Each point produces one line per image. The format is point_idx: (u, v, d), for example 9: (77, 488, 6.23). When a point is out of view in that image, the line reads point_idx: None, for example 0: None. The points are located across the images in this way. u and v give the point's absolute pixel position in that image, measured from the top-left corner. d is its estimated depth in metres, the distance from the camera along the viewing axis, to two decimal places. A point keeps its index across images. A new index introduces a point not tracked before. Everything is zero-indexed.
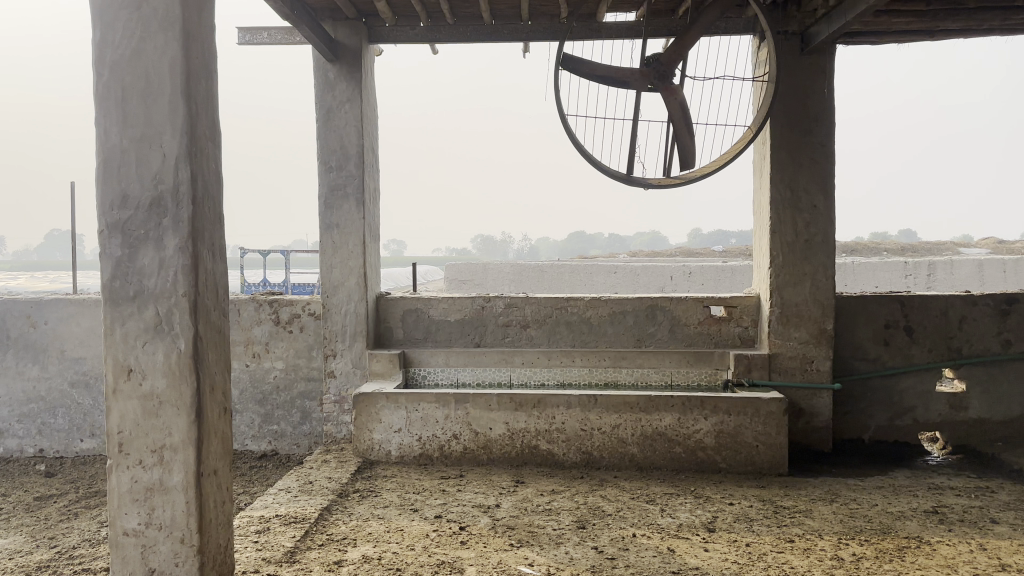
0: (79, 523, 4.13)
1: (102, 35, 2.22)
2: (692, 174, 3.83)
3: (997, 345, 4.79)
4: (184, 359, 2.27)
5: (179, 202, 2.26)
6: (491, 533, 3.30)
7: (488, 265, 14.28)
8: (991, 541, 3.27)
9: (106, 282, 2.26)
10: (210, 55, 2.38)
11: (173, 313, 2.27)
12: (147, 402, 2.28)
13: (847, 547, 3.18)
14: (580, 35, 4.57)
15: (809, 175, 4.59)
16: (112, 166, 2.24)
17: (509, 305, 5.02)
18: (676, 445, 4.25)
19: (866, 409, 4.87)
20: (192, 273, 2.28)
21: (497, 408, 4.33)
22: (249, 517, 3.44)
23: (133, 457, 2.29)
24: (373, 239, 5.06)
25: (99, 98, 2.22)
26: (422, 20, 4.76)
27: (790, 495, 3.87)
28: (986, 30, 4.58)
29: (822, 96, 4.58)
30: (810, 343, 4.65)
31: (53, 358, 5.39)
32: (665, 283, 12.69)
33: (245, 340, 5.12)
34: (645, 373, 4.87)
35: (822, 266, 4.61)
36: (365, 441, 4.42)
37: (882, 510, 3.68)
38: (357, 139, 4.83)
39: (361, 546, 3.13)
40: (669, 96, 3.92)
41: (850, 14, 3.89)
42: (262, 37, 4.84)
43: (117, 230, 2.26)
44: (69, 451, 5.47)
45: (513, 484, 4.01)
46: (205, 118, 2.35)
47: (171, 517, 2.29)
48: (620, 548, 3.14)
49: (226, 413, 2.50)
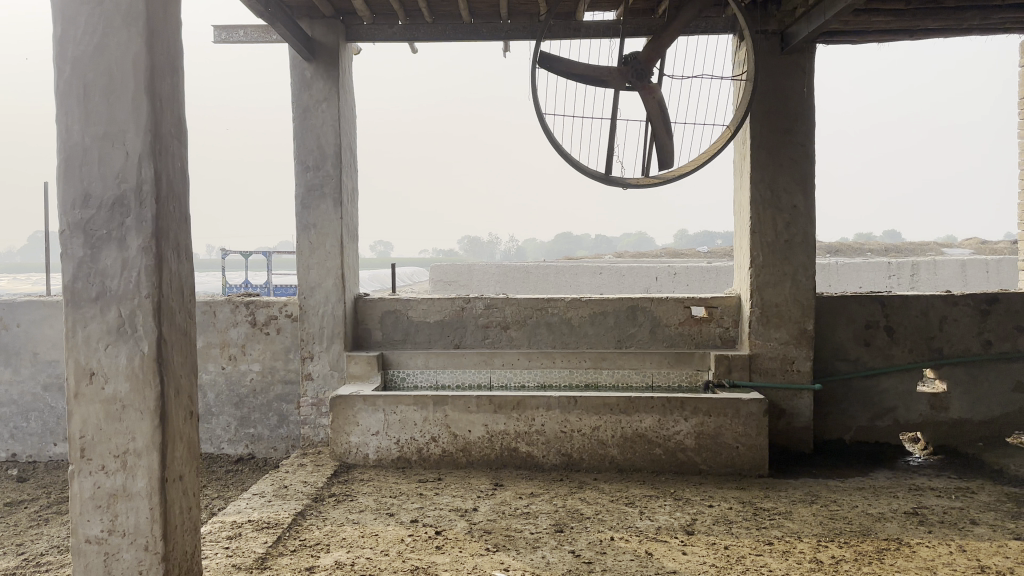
0: (49, 529, 4.03)
1: (63, 30, 2.16)
2: (671, 174, 3.80)
3: (978, 345, 4.81)
4: (148, 362, 2.21)
5: (143, 201, 2.19)
6: (467, 538, 3.25)
7: (473, 266, 14.22)
8: (972, 542, 3.26)
9: (68, 283, 2.20)
10: (176, 52, 2.32)
11: (136, 315, 2.20)
12: (110, 406, 2.22)
13: (826, 549, 3.17)
14: (559, 35, 4.53)
15: (789, 174, 4.58)
16: (74, 164, 2.18)
17: (489, 306, 4.97)
18: (656, 447, 4.22)
19: (847, 409, 4.87)
20: (156, 275, 2.21)
21: (476, 410, 4.28)
22: (222, 522, 3.36)
23: (95, 462, 2.23)
24: (352, 239, 4.99)
25: (60, 94, 2.16)
26: (400, 18, 4.72)
27: (770, 497, 3.85)
28: (965, 29, 4.60)
29: (802, 96, 4.57)
30: (791, 343, 4.64)
31: (26, 361, 5.28)
32: (650, 283, 12.70)
33: (221, 342, 5.04)
34: (626, 374, 4.84)
35: (803, 266, 4.61)
36: (342, 444, 4.36)
37: (862, 512, 3.67)
38: (335, 139, 4.77)
39: (334, 552, 3.07)
40: (647, 95, 3.90)
41: (830, 13, 3.88)
42: (237, 35, 4.77)
43: (79, 230, 2.19)
44: (42, 456, 5.35)
45: (492, 487, 3.96)
46: (171, 116, 2.29)
47: (135, 523, 2.23)
48: (597, 552, 3.10)
49: (192, 417, 2.43)
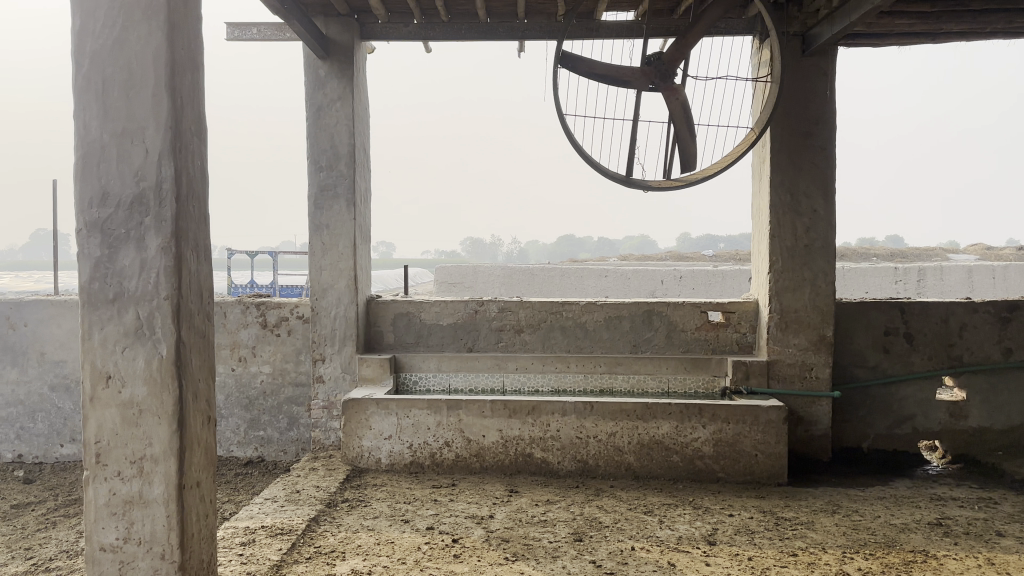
0: (58, 533, 3.96)
1: (82, 23, 2.10)
2: (693, 177, 3.73)
3: (998, 352, 4.73)
4: (166, 365, 2.14)
5: (163, 199, 2.13)
6: (485, 546, 3.18)
7: (478, 269, 14.17)
8: (1000, 555, 3.19)
9: (84, 284, 2.13)
10: (197, 46, 2.25)
11: (154, 318, 2.14)
12: (126, 410, 2.15)
13: (852, 561, 3.10)
14: (578, 35, 4.47)
15: (809, 178, 4.52)
16: (92, 161, 2.11)
17: (502, 309, 4.91)
18: (673, 454, 4.16)
19: (865, 417, 4.80)
20: (176, 275, 2.14)
21: (490, 415, 4.22)
22: (234, 528, 3.29)
23: (111, 468, 2.16)
24: (364, 240, 4.93)
25: (79, 90, 2.10)
26: (416, 17, 4.66)
27: (792, 506, 3.78)
28: (988, 33, 4.52)
29: (823, 99, 4.51)
30: (809, 350, 4.57)
31: (33, 360, 5.21)
32: (656, 287, 12.64)
33: (231, 343, 4.98)
34: (642, 380, 4.76)
35: (822, 272, 4.54)
36: (354, 448, 4.30)
37: (885, 522, 3.59)
38: (348, 138, 4.71)
39: (350, 560, 3.01)
40: (670, 96, 3.84)
41: (853, 15, 3.81)
42: (251, 33, 4.71)
43: (96, 229, 2.13)
44: (48, 457, 5.29)
45: (507, 494, 3.90)
46: (192, 113, 2.22)
47: (151, 531, 2.16)
48: (619, 563, 3.03)
49: (210, 423, 2.36)
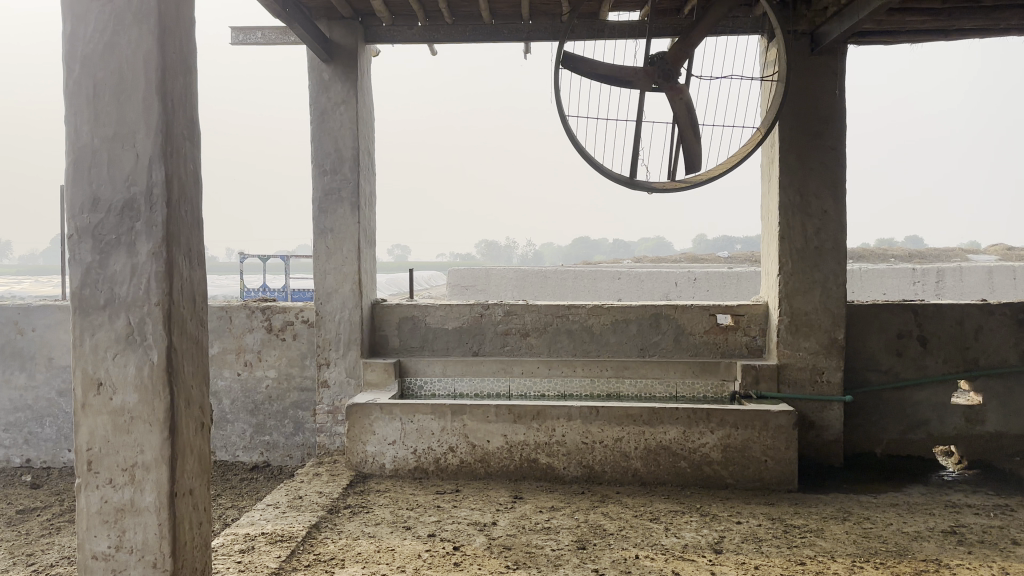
0: (61, 539, 3.97)
1: (73, 28, 2.09)
2: (697, 178, 3.66)
3: (1015, 355, 4.61)
4: (157, 372, 2.12)
5: (153, 205, 2.11)
6: (486, 554, 3.14)
7: (490, 271, 14.17)
8: (1016, 565, 3.09)
9: (75, 290, 2.12)
10: (189, 50, 2.24)
11: (145, 323, 2.12)
12: (118, 417, 2.13)
13: (861, 570, 3.01)
14: (582, 36, 4.43)
15: (819, 178, 4.43)
16: (83, 165, 2.10)
17: (508, 312, 4.87)
18: (681, 459, 4.09)
19: (878, 422, 4.70)
20: (167, 280, 2.12)
21: (495, 420, 4.17)
22: (235, 534, 3.28)
23: (102, 476, 2.14)
24: (369, 244, 4.91)
25: (69, 95, 2.09)
26: (420, 20, 4.64)
27: (801, 514, 3.69)
28: (1003, 29, 4.41)
29: (833, 97, 4.43)
30: (821, 353, 4.48)
31: (41, 366, 5.25)
32: (670, 289, 12.60)
33: (237, 347, 4.99)
34: (649, 384, 4.70)
35: (833, 274, 4.44)
36: (358, 453, 4.27)
37: (897, 530, 3.50)
38: (352, 142, 4.70)
39: (350, 567, 2.98)
40: (674, 96, 3.78)
41: (862, 13, 3.73)
42: (255, 37, 4.71)
43: (88, 234, 2.12)
44: (56, 461, 5.33)
45: (511, 500, 3.85)
46: (183, 116, 2.20)
47: (143, 540, 2.13)
48: (621, 571, 2.97)
49: (203, 429, 2.34)
